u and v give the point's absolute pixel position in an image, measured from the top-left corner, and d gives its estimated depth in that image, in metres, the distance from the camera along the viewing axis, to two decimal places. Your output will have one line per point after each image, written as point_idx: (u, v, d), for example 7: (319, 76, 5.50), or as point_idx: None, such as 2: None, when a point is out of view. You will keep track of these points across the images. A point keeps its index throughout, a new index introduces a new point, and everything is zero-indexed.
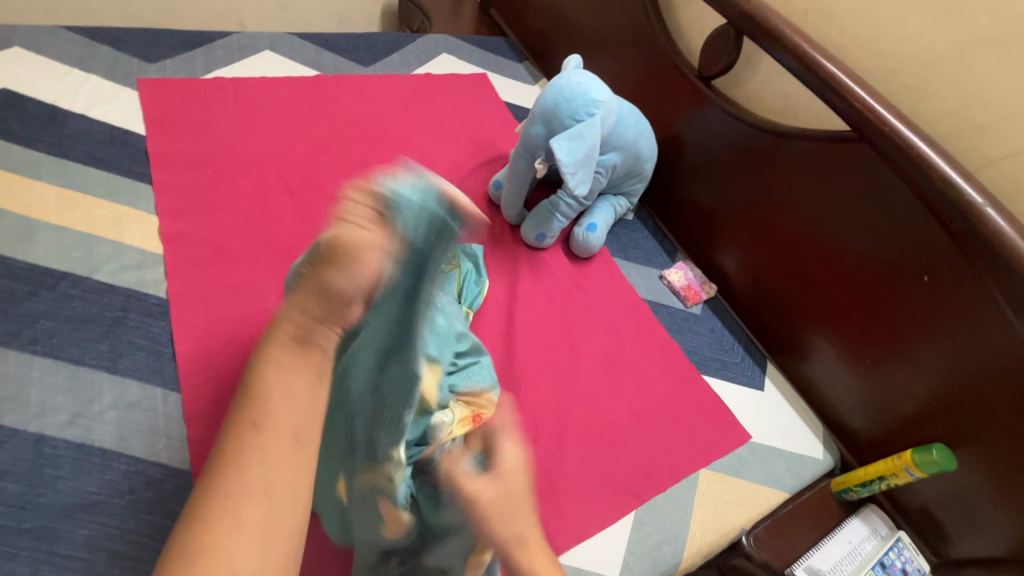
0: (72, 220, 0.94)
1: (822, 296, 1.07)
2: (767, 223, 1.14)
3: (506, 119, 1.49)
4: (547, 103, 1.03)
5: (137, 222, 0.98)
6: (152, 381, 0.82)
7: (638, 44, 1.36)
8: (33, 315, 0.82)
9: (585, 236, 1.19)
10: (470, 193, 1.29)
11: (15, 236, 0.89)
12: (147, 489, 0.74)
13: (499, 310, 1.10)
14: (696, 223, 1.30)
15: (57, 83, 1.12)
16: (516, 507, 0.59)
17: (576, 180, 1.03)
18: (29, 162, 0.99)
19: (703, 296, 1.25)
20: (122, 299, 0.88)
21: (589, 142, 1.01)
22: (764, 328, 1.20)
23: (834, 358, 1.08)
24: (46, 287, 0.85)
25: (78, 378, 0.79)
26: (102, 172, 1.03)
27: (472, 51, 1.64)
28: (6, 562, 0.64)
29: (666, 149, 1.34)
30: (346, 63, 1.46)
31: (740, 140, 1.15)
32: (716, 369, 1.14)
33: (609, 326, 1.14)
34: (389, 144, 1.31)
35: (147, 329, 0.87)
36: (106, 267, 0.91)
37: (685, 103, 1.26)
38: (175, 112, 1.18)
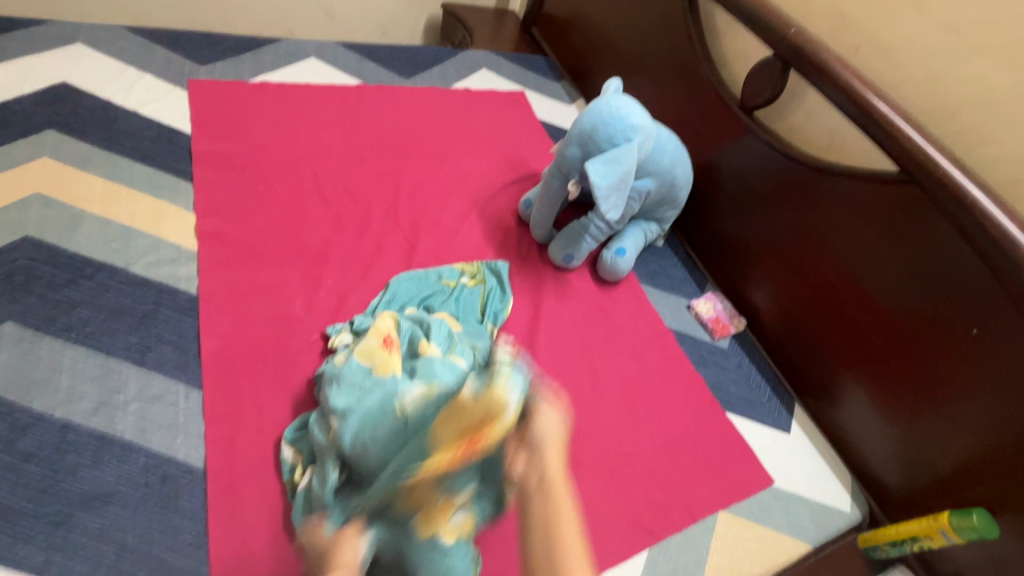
0: (114, 212, 0.98)
1: (859, 342, 1.03)
2: (806, 260, 1.11)
3: (539, 137, 1.49)
4: (585, 125, 1.01)
5: (176, 218, 1.01)
6: (175, 377, 0.83)
7: (679, 72, 1.35)
8: (71, 302, 0.85)
9: (613, 260, 1.18)
10: (500, 208, 1.28)
11: (61, 225, 0.93)
12: (162, 484, 0.73)
13: (520, 330, 1.08)
14: (729, 255, 1.27)
15: (113, 80, 1.18)
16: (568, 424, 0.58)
17: (609, 205, 1.01)
18: (80, 154, 1.04)
19: (732, 330, 1.21)
20: (155, 292, 0.90)
21: (626, 166, 0.98)
22: (794, 368, 1.16)
23: (868, 406, 1.03)
24: (85, 276, 0.88)
25: (106, 367, 0.80)
26: (147, 167, 1.06)
27: (510, 69, 1.66)
28: (20, 546, 0.65)
29: (702, 177, 1.31)
30: (387, 74, 1.49)
31: (780, 172, 1.13)
32: (741, 408, 1.10)
33: (633, 355, 1.11)
34: (424, 155, 1.32)
35: (175, 323, 0.88)
36: (143, 260, 0.93)
37: (724, 133, 1.24)
38: (221, 113, 1.21)
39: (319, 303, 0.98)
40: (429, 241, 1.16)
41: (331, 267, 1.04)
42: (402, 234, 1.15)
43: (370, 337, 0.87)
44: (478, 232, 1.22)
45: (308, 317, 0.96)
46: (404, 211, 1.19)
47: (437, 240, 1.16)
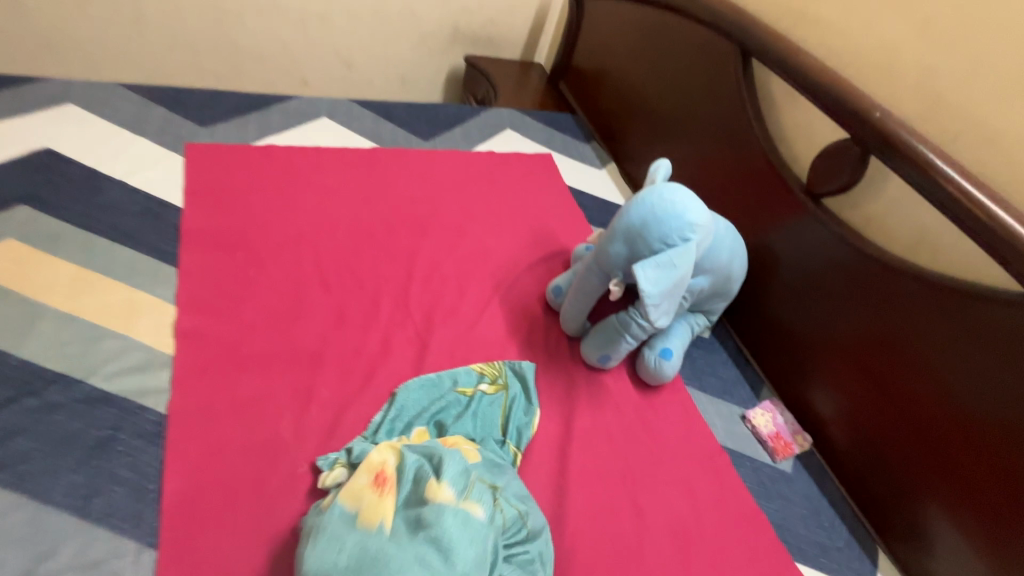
0: (81, 306, 0.84)
1: (960, 481, 0.86)
2: (887, 375, 0.94)
3: (569, 208, 1.35)
4: (633, 220, 0.85)
5: (152, 312, 0.87)
6: (125, 532, 0.66)
7: (729, 143, 1.21)
8: (10, 430, 0.70)
9: (657, 363, 1.01)
10: (525, 293, 1.13)
11: (15, 325, 0.79)
12: None
13: (549, 452, 0.91)
14: (788, 355, 1.10)
15: (103, 145, 1.07)
16: None
17: (659, 313, 0.85)
18: (53, 234, 0.91)
19: (795, 449, 1.03)
20: (114, 413, 0.75)
21: (681, 271, 0.82)
22: (871, 499, 0.97)
23: (976, 561, 0.85)
24: (32, 392, 0.74)
25: (40, 522, 0.65)
26: (127, 249, 0.93)
27: (537, 129, 1.54)
28: None
29: (756, 263, 1.16)
30: (404, 135, 1.37)
31: (853, 270, 0.98)
32: (814, 557, 0.91)
33: (683, 485, 0.93)
34: (442, 229, 1.18)
35: (134, 454, 0.72)
36: (105, 369, 0.78)
37: (783, 217, 1.09)
38: (218, 182, 1.09)
39: (312, 422, 0.82)
40: (445, 336, 1.00)
41: (329, 372, 0.89)
42: (413, 328, 1.00)
43: (359, 474, 0.71)
44: (501, 323, 1.06)
45: (297, 441, 0.80)
46: (417, 298, 1.04)
47: (454, 334, 1.01)
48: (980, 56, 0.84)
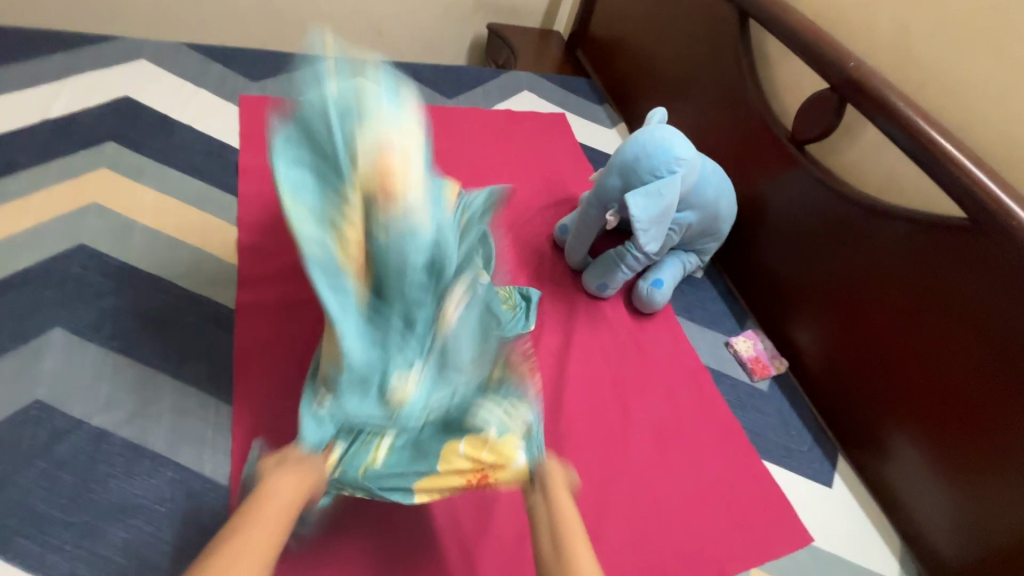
0: (162, 223, 1.01)
1: (909, 395, 0.97)
2: (853, 305, 1.05)
3: (579, 162, 1.48)
4: (627, 156, 0.98)
5: (219, 230, 1.04)
6: (207, 391, 0.84)
7: (727, 99, 1.31)
8: (116, 312, 0.88)
9: (650, 291, 1.14)
10: (536, 233, 1.27)
11: (113, 235, 0.97)
12: (187, 501, 0.74)
13: (550, 360, 1.05)
14: (772, 292, 1.22)
15: (172, 95, 1.23)
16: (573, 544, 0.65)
17: (647, 237, 0.98)
18: (136, 165, 1.08)
19: (772, 371, 1.16)
20: (194, 305, 0.92)
21: (667, 199, 0.95)
22: (837, 415, 1.09)
23: (920, 465, 0.96)
24: (131, 285, 0.91)
25: (145, 378, 0.82)
26: (196, 180, 1.10)
27: (553, 91, 1.66)
28: (50, 553, 0.66)
29: (746, 209, 1.27)
30: (430, 93, 1.50)
31: (828, 210, 1.08)
32: (778, 456, 1.04)
33: (666, 393, 1.07)
34: (463, 176, 1.32)
35: (211, 336, 0.90)
36: (186, 272, 0.96)
37: (772, 165, 1.20)
38: (269, 128, 1.25)
39: None
40: None
41: None
42: None
43: None
44: (512, 255, 1.20)
45: None
46: None
47: None
48: (947, 12, 0.93)
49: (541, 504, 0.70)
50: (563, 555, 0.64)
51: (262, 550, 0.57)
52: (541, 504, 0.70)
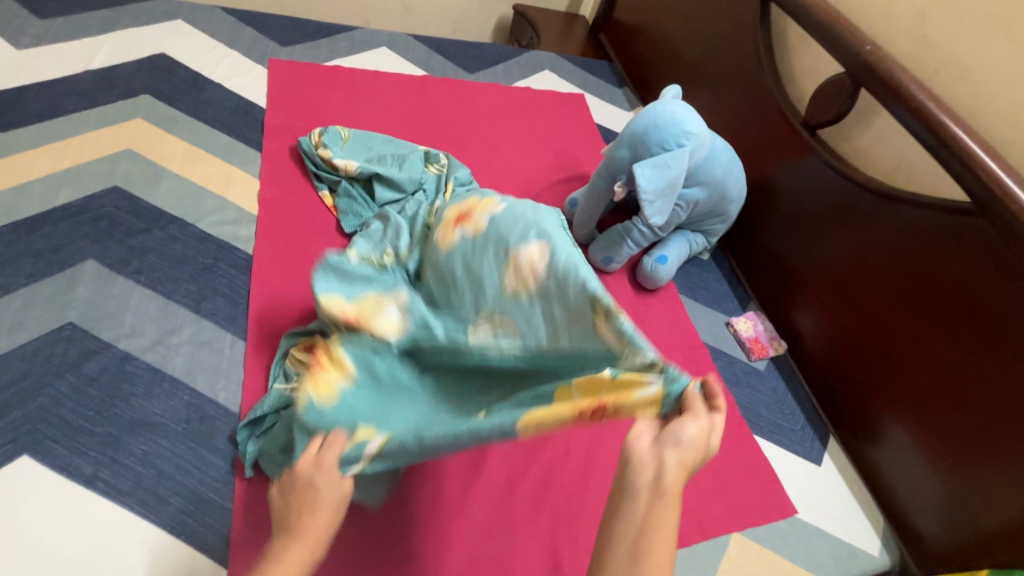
0: (190, 172, 1.06)
1: (904, 378, 0.98)
2: (855, 288, 1.06)
3: (594, 141, 1.50)
4: (637, 129, 1.01)
5: (242, 182, 1.08)
6: (224, 327, 0.89)
7: (744, 83, 1.31)
8: (143, 249, 0.93)
9: (653, 267, 1.16)
10: (546, 206, 1.30)
11: (143, 180, 1.02)
12: (200, 422, 0.79)
13: None
14: (776, 275, 1.23)
15: (205, 54, 1.29)
16: (667, 496, 0.51)
17: (653, 209, 0.99)
18: (168, 117, 1.14)
19: (770, 352, 1.18)
20: (216, 249, 0.97)
21: (674, 171, 0.97)
22: (832, 398, 1.11)
23: (910, 447, 0.98)
24: (159, 227, 0.97)
25: (167, 311, 0.88)
26: (224, 135, 1.15)
27: (572, 72, 1.68)
28: (75, 457, 0.72)
29: (756, 193, 1.28)
30: (452, 68, 1.54)
31: (839, 196, 1.09)
32: (769, 432, 1.06)
33: None
34: (478, 147, 1.36)
35: (230, 278, 0.95)
36: (209, 218, 1.01)
37: (784, 150, 1.20)
38: (294, 91, 1.29)
39: None
40: None
41: None
42: None
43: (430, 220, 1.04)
44: None
45: None
46: None
47: None
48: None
49: (665, 469, 0.51)
50: (644, 539, 0.50)
51: (313, 540, 0.52)
52: (664, 472, 0.51)
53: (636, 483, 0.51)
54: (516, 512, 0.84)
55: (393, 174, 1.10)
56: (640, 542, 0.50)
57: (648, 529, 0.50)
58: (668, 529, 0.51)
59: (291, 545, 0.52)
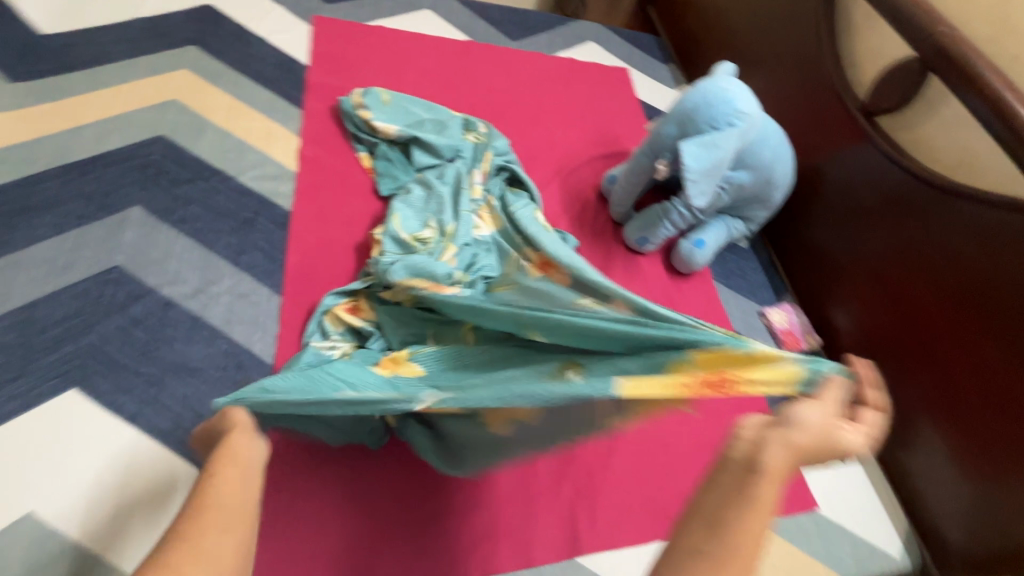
0: (233, 126, 1.07)
1: (944, 381, 0.95)
2: (901, 286, 1.02)
3: (636, 118, 1.46)
4: (687, 106, 0.97)
5: (283, 138, 1.09)
6: (261, 280, 0.91)
7: (800, 63, 1.25)
8: (187, 199, 0.95)
9: (690, 251, 1.14)
10: (583, 181, 1.27)
11: (188, 131, 1.03)
12: (237, 371, 0.81)
13: None
14: (817, 268, 1.19)
15: (250, 8, 1.28)
16: (769, 473, 0.44)
17: (696, 190, 0.97)
18: (213, 69, 1.14)
19: (803, 346, 1.16)
20: (256, 203, 0.99)
21: (722, 152, 0.94)
22: None
23: (942, 453, 0.95)
24: (202, 178, 0.98)
25: (208, 261, 0.90)
26: (266, 90, 1.15)
27: (618, 45, 1.62)
28: (120, 394, 0.75)
29: (803, 182, 1.23)
30: (495, 34, 1.50)
31: (894, 189, 1.03)
32: None
33: None
34: (518, 117, 1.33)
35: (268, 232, 0.96)
36: (250, 172, 1.02)
37: (838, 137, 1.15)
38: (337, 49, 1.28)
39: None
40: None
41: None
42: None
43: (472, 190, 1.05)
44: (557, 199, 1.22)
45: None
46: None
47: None
48: None
49: (769, 444, 0.45)
50: (731, 510, 0.43)
51: (235, 502, 0.53)
52: (767, 448, 0.45)
53: (731, 454, 0.46)
54: (537, 482, 0.85)
55: (432, 139, 1.08)
56: (725, 512, 0.43)
57: (738, 503, 0.43)
58: (762, 512, 0.43)
59: (224, 474, 0.55)
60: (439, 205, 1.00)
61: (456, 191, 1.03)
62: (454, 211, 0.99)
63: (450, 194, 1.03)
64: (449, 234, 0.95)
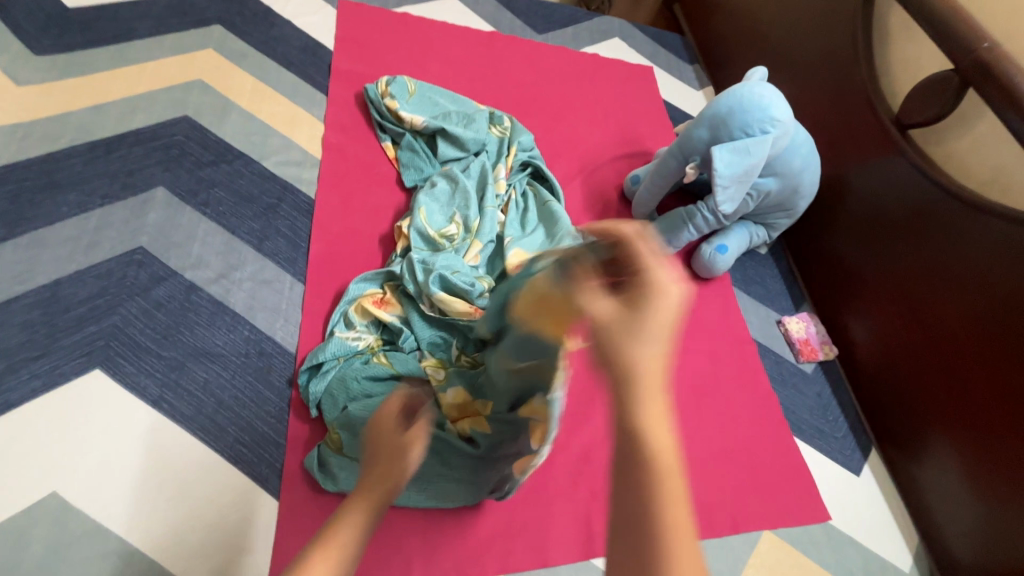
0: (258, 110, 1.06)
1: (960, 398, 0.94)
2: (921, 301, 1.01)
3: (660, 118, 1.44)
4: (720, 110, 0.96)
5: (307, 124, 1.08)
6: (284, 268, 0.90)
7: (831, 70, 1.23)
8: (211, 182, 0.94)
9: (712, 255, 1.13)
10: (605, 180, 1.26)
11: (213, 112, 1.02)
12: (259, 358, 0.81)
13: None
14: (836, 278, 1.19)
15: None
16: (639, 382, 0.39)
17: (725, 196, 0.96)
18: (238, 51, 1.13)
19: (819, 356, 1.16)
20: (280, 189, 0.98)
21: (754, 159, 0.93)
22: (880, 411, 1.08)
23: (956, 470, 0.95)
24: (226, 161, 0.97)
25: (231, 246, 0.89)
26: (291, 74, 1.14)
27: (643, 43, 1.60)
28: (142, 377, 0.75)
29: (827, 191, 1.22)
30: (521, 26, 1.48)
31: (920, 202, 1.02)
32: (810, 437, 1.06)
33: (709, 354, 1.08)
34: (542, 112, 1.32)
35: (291, 219, 0.95)
36: (274, 157, 1.01)
37: (867, 148, 1.14)
38: (362, 35, 1.26)
39: None
40: None
41: None
42: None
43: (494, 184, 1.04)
44: (580, 197, 1.21)
45: None
46: None
47: None
48: None
49: (609, 356, 0.40)
50: (630, 464, 0.39)
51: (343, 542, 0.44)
52: (608, 359, 0.40)
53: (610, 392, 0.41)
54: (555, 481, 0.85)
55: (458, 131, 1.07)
56: (629, 470, 0.39)
57: (630, 448, 0.39)
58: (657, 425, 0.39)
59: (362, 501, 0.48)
60: (463, 197, 0.99)
61: (478, 185, 1.03)
62: (477, 206, 0.99)
63: (474, 186, 1.02)
64: (473, 231, 0.96)
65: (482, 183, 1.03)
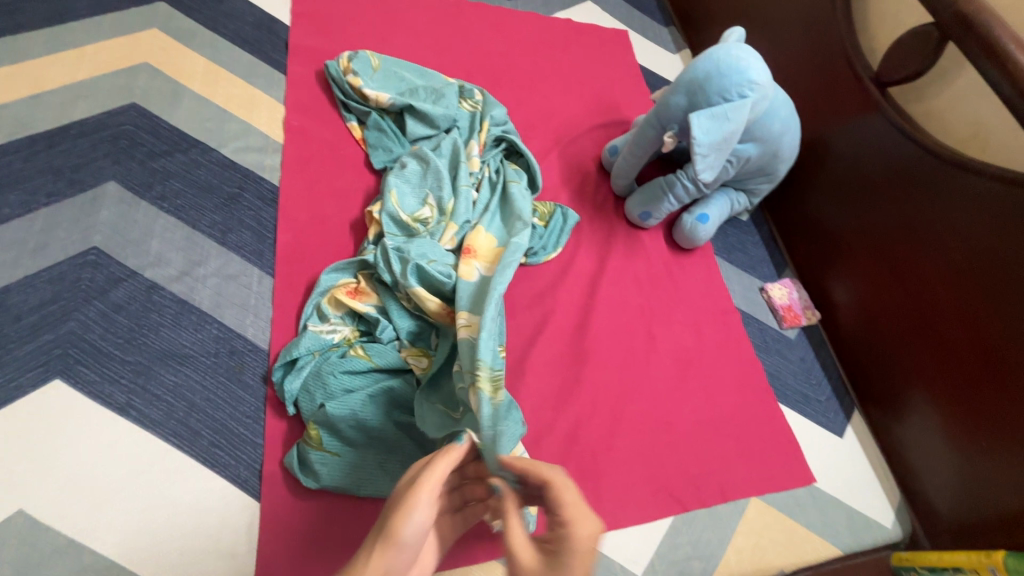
0: (211, 93, 0.99)
1: (941, 358, 0.95)
2: (903, 263, 1.01)
3: (636, 85, 1.40)
4: (697, 75, 0.93)
5: (266, 106, 1.02)
6: (251, 261, 0.86)
7: (809, 28, 1.20)
8: (165, 174, 0.89)
9: (693, 225, 1.11)
10: (583, 152, 1.23)
11: (163, 98, 0.96)
12: (230, 357, 0.78)
13: (584, 274, 1.05)
14: (817, 242, 1.18)
15: None
16: None
17: (705, 164, 0.93)
18: (186, 29, 1.05)
19: (802, 321, 1.16)
20: (240, 178, 0.93)
21: (733, 125, 0.90)
22: (863, 373, 1.09)
23: (937, 428, 0.96)
24: (181, 150, 0.92)
25: (193, 241, 0.85)
26: (245, 53, 1.07)
27: (617, 5, 1.54)
28: (108, 384, 0.72)
29: (807, 154, 1.20)
30: None
31: (903, 163, 1.00)
32: (794, 402, 1.07)
33: (693, 325, 1.07)
34: (515, 84, 1.27)
35: (255, 209, 0.91)
36: (233, 144, 0.95)
37: (846, 107, 1.11)
38: (319, 7, 1.19)
39: None
40: None
41: None
42: None
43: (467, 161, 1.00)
44: (557, 171, 1.17)
45: None
46: None
47: None
48: None
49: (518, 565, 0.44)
50: None
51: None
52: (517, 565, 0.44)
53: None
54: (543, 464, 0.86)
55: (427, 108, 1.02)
56: None
57: None
58: None
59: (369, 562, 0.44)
60: (435, 177, 0.95)
61: (450, 163, 0.99)
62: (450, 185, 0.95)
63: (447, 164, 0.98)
64: (446, 213, 0.92)
65: (455, 161, 0.99)
